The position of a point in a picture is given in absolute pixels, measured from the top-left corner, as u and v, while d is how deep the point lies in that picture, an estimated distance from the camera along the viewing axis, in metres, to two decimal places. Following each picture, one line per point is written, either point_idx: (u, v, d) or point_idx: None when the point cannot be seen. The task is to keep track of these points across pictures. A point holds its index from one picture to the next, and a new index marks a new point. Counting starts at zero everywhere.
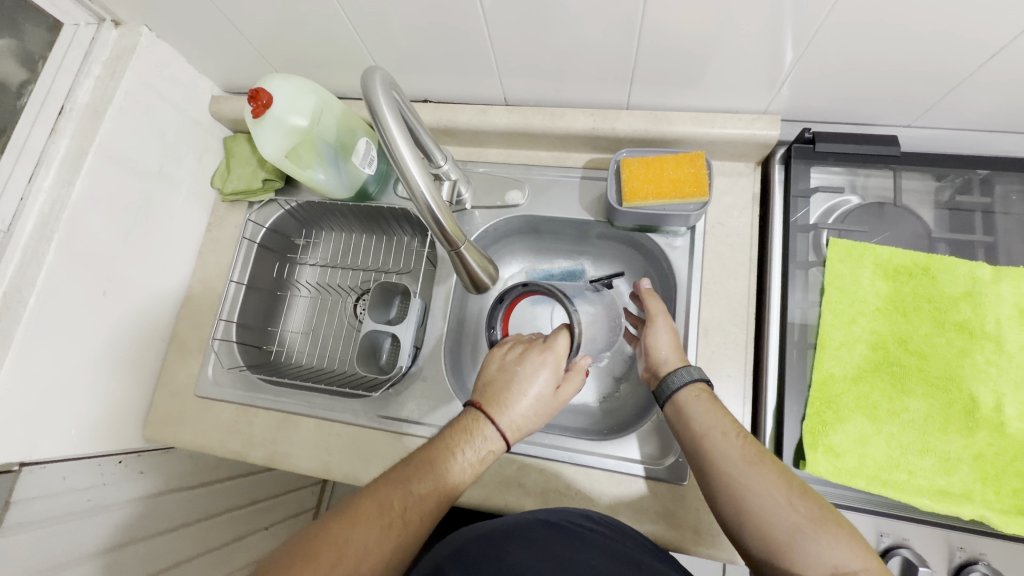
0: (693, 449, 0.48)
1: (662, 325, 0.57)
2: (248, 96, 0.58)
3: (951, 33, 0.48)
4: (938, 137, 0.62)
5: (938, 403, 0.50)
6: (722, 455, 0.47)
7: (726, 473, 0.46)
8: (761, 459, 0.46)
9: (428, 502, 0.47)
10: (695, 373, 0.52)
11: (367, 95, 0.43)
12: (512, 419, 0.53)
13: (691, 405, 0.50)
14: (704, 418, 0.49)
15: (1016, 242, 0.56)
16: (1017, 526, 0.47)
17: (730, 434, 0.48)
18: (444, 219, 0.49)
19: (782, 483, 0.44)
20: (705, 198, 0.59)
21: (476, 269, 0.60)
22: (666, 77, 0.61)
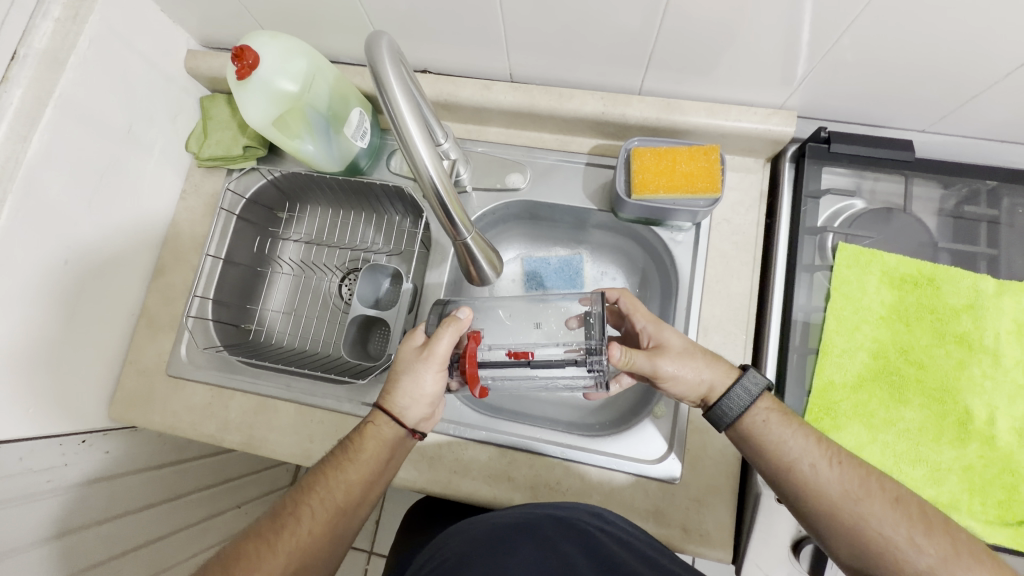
0: (784, 483, 0.47)
1: (670, 365, 0.51)
2: (232, 54, 0.52)
3: (980, 45, 0.46)
4: (952, 145, 0.60)
5: (934, 415, 0.51)
6: (819, 489, 0.46)
7: (828, 510, 0.46)
8: (866, 494, 0.45)
9: (328, 510, 0.49)
10: (752, 390, 0.50)
11: (372, 63, 0.38)
12: (393, 396, 0.52)
13: (772, 429, 0.48)
14: (793, 448, 0.47)
15: (1015, 257, 0.56)
16: (997, 536, 0.48)
17: (826, 465, 0.47)
18: (452, 205, 0.46)
19: (896, 518, 0.44)
20: (717, 196, 0.56)
21: (479, 258, 0.57)
22: (682, 64, 0.58)
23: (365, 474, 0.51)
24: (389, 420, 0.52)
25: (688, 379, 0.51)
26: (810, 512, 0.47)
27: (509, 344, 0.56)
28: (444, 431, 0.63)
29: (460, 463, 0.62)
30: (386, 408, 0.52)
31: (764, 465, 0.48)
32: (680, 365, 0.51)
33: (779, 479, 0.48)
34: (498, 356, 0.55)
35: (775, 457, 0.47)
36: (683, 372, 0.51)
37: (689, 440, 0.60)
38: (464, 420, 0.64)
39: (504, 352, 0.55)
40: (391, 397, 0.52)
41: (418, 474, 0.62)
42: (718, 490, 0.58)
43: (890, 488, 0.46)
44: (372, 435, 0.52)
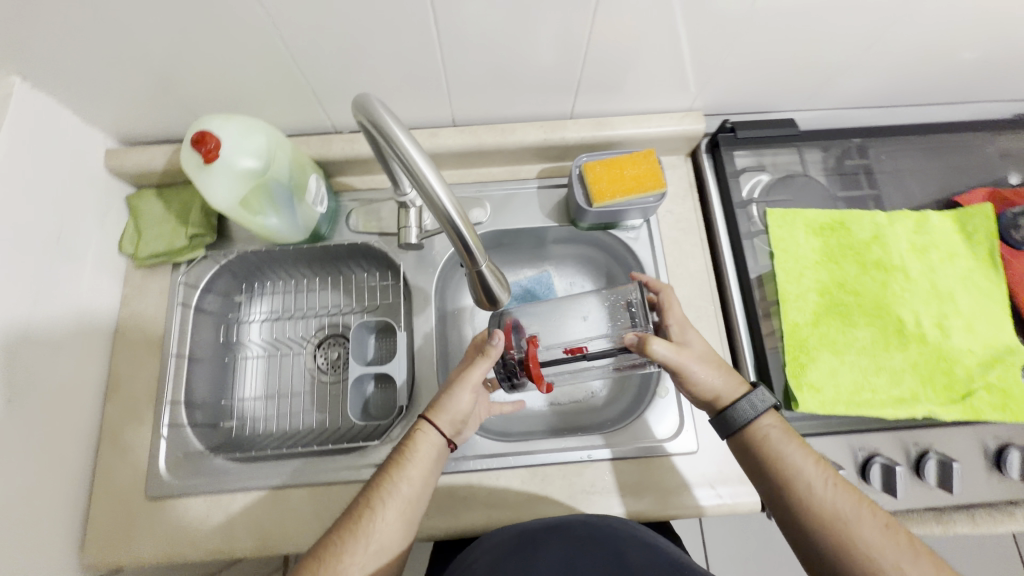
0: (782, 499, 0.52)
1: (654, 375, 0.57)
2: (194, 139, 0.50)
3: (826, 35, 0.59)
4: (820, 116, 0.74)
5: (879, 328, 0.61)
6: (813, 509, 0.50)
7: (821, 532, 0.49)
8: (858, 520, 0.49)
9: (396, 518, 0.51)
10: (759, 407, 0.55)
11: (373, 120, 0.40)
12: (434, 407, 0.57)
13: (770, 445, 0.53)
14: (789, 469, 0.52)
15: (893, 192, 0.70)
16: (953, 412, 0.58)
17: (820, 487, 0.51)
18: (471, 238, 0.44)
19: (881, 543, 0.47)
20: (663, 190, 0.63)
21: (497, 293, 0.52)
22: (606, 84, 0.66)
23: (422, 478, 0.54)
24: (438, 429, 0.56)
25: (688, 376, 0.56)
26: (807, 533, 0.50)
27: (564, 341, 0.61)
28: (471, 467, 0.63)
29: (495, 494, 0.62)
30: (430, 418, 0.56)
31: (764, 482, 0.53)
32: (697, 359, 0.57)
33: (779, 496, 0.52)
34: (557, 354, 0.60)
35: (774, 474, 0.52)
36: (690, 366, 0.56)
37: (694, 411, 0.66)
38: (487, 452, 0.64)
39: (561, 349, 0.60)
40: (435, 410, 0.57)
41: (456, 519, 0.61)
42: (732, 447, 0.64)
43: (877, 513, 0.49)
44: (424, 442, 0.56)
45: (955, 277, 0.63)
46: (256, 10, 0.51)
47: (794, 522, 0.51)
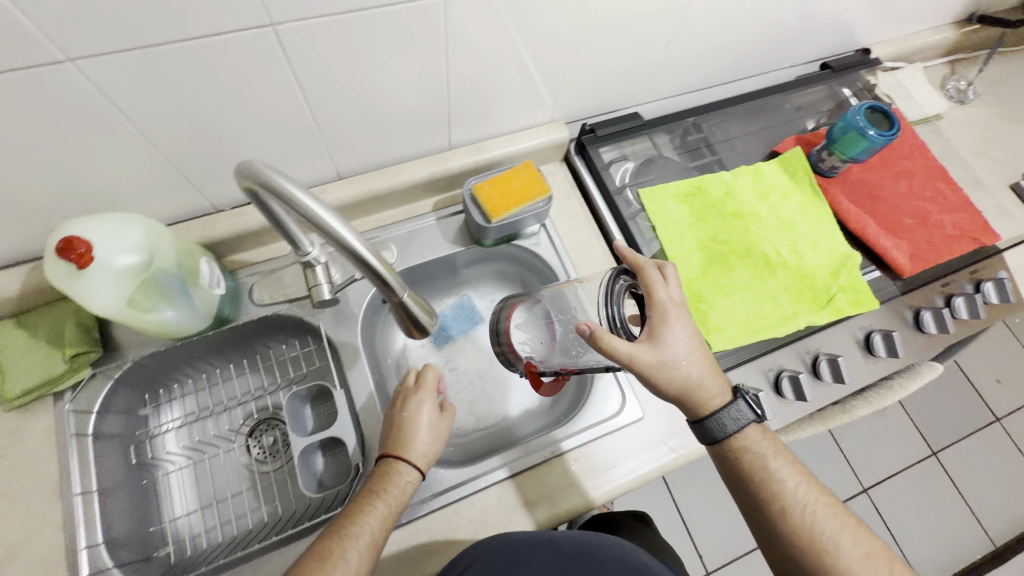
0: (774, 511, 0.55)
1: (648, 363, 0.53)
2: (62, 248, 0.46)
3: (644, 34, 0.69)
4: (659, 106, 0.86)
5: (752, 266, 0.71)
6: (802, 528, 0.53)
7: (807, 542, 0.53)
8: (835, 545, 0.52)
9: (366, 550, 0.51)
10: (739, 421, 0.56)
11: (258, 178, 0.40)
12: (410, 439, 0.60)
13: (756, 462, 0.56)
14: (771, 485, 0.55)
15: (731, 154, 0.83)
16: (825, 316, 0.70)
17: (797, 506, 0.54)
18: (380, 266, 0.44)
19: (853, 567, 0.51)
20: (549, 194, 0.69)
21: (418, 315, 0.53)
22: (476, 112, 0.71)
23: (393, 515, 0.54)
24: (410, 463, 0.58)
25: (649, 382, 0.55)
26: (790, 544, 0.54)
27: (559, 358, 0.66)
28: (447, 500, 0.63)
29: (476, 519, 0.62)
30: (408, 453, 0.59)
31: (760, 492, 0.56)
32: (666, 368, 0.54)
33: (770, 507, 0.55)
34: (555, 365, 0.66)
35: (773, 485, 0.55)
36: (655, 375, 0.54)
37: (632, 380, 0.71)
38: (457, 481, 0.64)
39: (556, 366, 0.66)
40: (410, 441, 0.60)
41: (445, 556, 0.60)
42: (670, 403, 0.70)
43: (852, 534, 0.53)
44: (398, 477, 0.57)
45: (794, 210, 0.76)
46: (97, 102, 0.48)
47: (783, 535, 0.54)
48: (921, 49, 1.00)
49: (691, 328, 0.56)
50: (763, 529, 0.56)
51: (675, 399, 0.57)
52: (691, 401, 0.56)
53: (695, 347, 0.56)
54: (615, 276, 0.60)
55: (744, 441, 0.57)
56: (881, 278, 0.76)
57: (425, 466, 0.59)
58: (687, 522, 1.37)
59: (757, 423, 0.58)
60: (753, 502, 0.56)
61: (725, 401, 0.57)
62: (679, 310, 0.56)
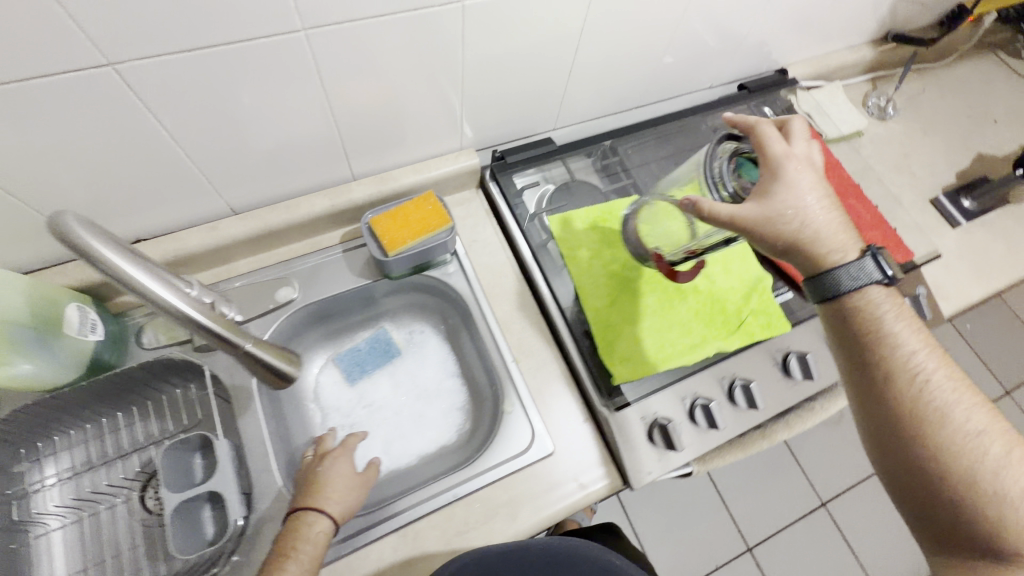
0: (885, 380, 0.49)
1: (754, 217, 0.53)
2: None
3: (540, 61, 0.68)
4: (576, 131, 0.86)
5: (661, 292, 0.70)
6: (910, 397, 0.47)
7: (919, 413, 0.47)
8: (949, 418, 0.46)
9: None
10: (863, 276, 0.51)
11: (69, 243, 0.36)
12: (322, 494, 0.58)
13: (874, 321, 0.51)
14: (889, 349, 0.49)
15: (645, 178, 0.83)
16: (735, 341, 0.68)
17: (917, 376, 0.48)
18: (216, 326, 0.48)
19: (963, 442, 0.45)
20: (450, 224, 0.68)
21: (269, 361, 0.57)
22: (375, 143, 0.69)
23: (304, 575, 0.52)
24: (325, 518, 0.56)
25: (760, 241, 0.54)
26: (898, 418, 0.48)
27: None
28: (342, 551, 0.60)
29: (372, 570, 0.60)
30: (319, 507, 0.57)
31: (868, 356, 0.51)
32: (773, 222, 0.52)
33: (876, 375, 0.50)
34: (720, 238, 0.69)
35: (888, 350, 0.50)
36: (762, 233, 0.53)
37: (542, 414, 0.69)
38: (355, 530, 0.61)
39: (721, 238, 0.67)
40: (322, 495, 0.58)
41: None
42: (582, 435, 0.68)
43: (987, 422, 0.46)
44: (309, 534, 0.55)
45: None
46: None
47: (888, 408, 0.48)
48: (839, 68, 1.01)
49: (811, 182, 0.53)
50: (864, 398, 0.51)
51: (795, 256, 0.55)
52: (807, 255, 0.54)
53: (817, 196, 0.53)
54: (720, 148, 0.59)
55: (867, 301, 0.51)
56: (792, 299, 0.75)
57: (341, 514, 0.58)
58: (642, 542, 1.36)
59: (886, 287, 0.51)
60: (856, 362, 0.52)
61: (850, 256, 0.53)
62: (798, 163, 0.54)
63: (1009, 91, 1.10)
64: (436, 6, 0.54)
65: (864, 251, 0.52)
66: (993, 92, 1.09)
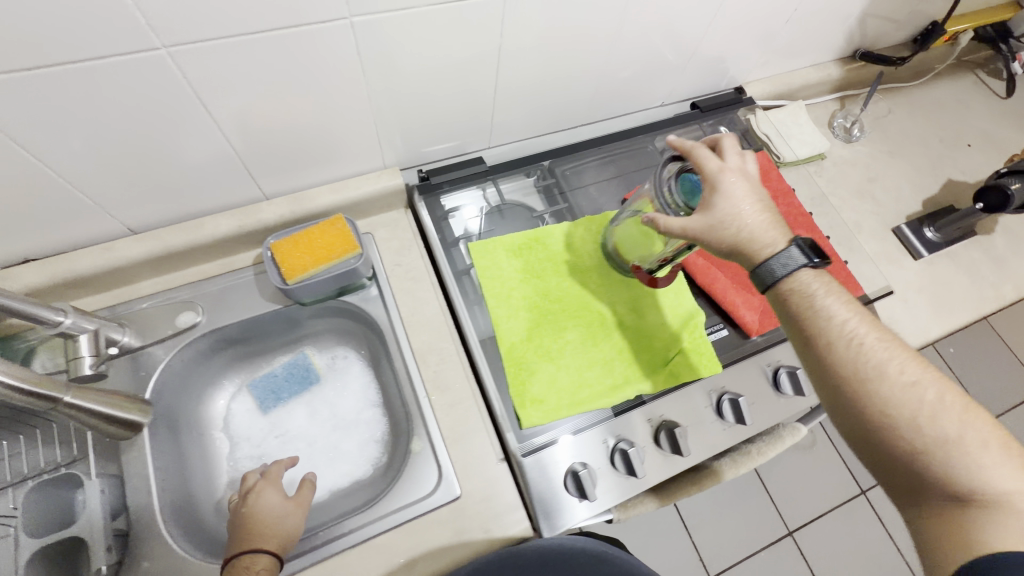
0: (824, 350, 0.49)
1: (699, 231, 0.53)
2: None
3: (460, 78, 0.64)
4: (513, 150, 0.82)
5: (583, 327, 0.66)
6: (844, 363, 0.48)
7: (854, 374, 0.47)
8: (882, 379, 0.46)
9: None
10: (791, 265, 0.51)
11: None
12: (258, 530, 0.56)
13: (805, 300, 0.51)
14: (822, 321, 0.50)
15: (581, 202, 0.78)
16: (658, 383, 0.64)
17: (849, 340, 0.48)
18: (37, 383, 0.50)
19: (897, 397, 0.45)
20: (357, 250, 0.64)
21: (104, 412, 0.56)
22: (284, 162, 0.65)
23: None
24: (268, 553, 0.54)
25: (707, 247, 0.54)
26: (837, 381, 0.48)
27: None
28: None
29: None
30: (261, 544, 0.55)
31: (805, 331, 0.51)
32: (715, 227, 0.52)
33: (813, 347, 0.50)
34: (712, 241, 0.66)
35: (821, 322, 0.50)
36: (707, 238, 0.53)
37: (454, 455, 0.64)
38: None
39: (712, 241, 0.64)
40: (259, 533, 0.56)
41: None
42: (495, 478, 0.63)
43: (921, 366, 0.47)
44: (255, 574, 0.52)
45: None
46: None
47: (828, 374, 0.49)
48: (803, 87, 0.96)
49: (741, 191, 0.52)
50: (810, 373, 0.51)
51: (733, 260, 0.55)
52: (743, 257, 0.53)
53: (747, 203, 0.52)
54: (667, 165, 0.59)
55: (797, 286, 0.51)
56: (730, 336, 0.71)
57: (279, 545, 0.56)
58: None
59: (814, 272, 0.51)
60: (800, 340, 0.52)
61: (779, 246, 0.52)
62: (733, 175, 0.53)
63: (984, 114, 1.05)
64: (320, 22, 0.49)
65: (791, 241, 0.52)
66: (967, 115, 1.04)
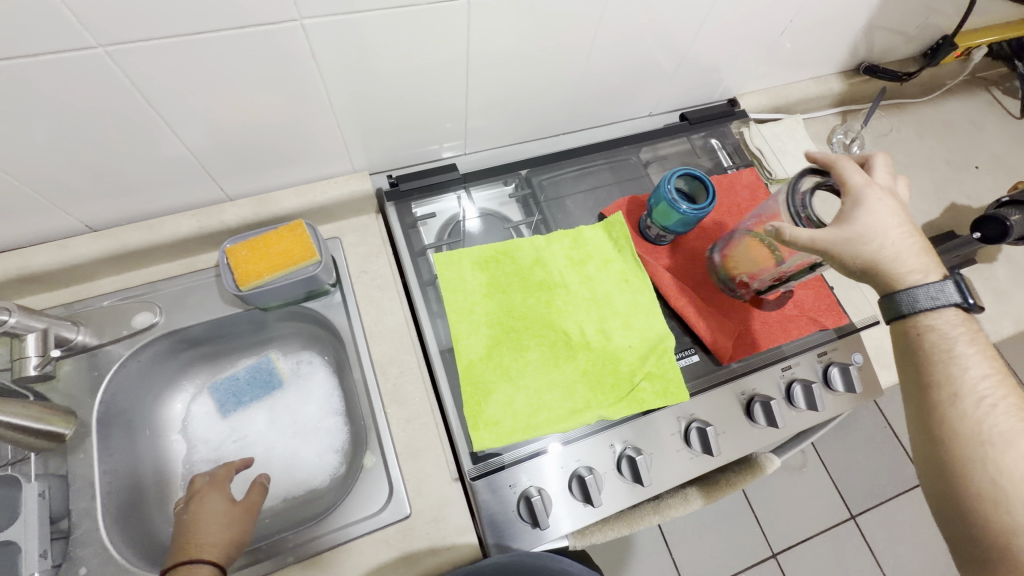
0: (932, 411, 0.47)
1: (833, 241, 0.51)
2: None
3: (428, 83, 0.61)
4: (491, 157, 0.80)
5: (546, 346, 0.64)
6: (955, 433, 0.45)
7: (965, 453, 0.44)
8: (996, 457, 0.43)
9: None
10: (937, 299, 0.49)
11: None
12: (197, 537, 0.52)
13: (935, 341, 0.49)
14: (944, 370, 0.47)
15: (557, 215, 0.76)
16: (621, 410, 0.61)
17: (973, 401, 0.45)
18: None
19: (1010, 489, 0.41)
20: (315, 258, 0.62)
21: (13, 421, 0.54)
22: (248, 164, 0.64)
23: None
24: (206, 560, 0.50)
25: (839, 262, 0.51)
26: (944, 456, 0.45)
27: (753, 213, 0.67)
28: None
29: None
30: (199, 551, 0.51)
31: (924, 374, 0.49)
32: (855, 241, 0.50)
33: (928, 393, 0.48)
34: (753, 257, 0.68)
35: (949, 365, 0.47)
36: (843, 251, 0.51)
37: (406, 472, 0.62)
38: None
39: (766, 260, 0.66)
40: (197, 540, 0.52)
41: None
42: (448, 498, 0.61)
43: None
44: None
45: (610, 282, 0.69)
46: None
47: (934, 436, 0.46)
48: (801, 100, 0.93)
49: (894, 211, 0.51)
50: (910, 401, 0.50)
51: (863, 278, 0.52)
52: (881, 276, 0.51)
53: (898, 223, 0.51)
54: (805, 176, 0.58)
55: (934, 322, 0.49)
56: (701, 362, 0.68)
57: (222, 554, 0.52)
58: None
59: (964, 313, 0.49)
60: (915, 382, 0.50)
61: (931, 278, 0.50)
62: (883, 192, 0.52)
63: (995, 134, 1.00)
64: (270, 23, 0.47)
65: (946, 276, 0.50)
66: (976, 135, 1.00)
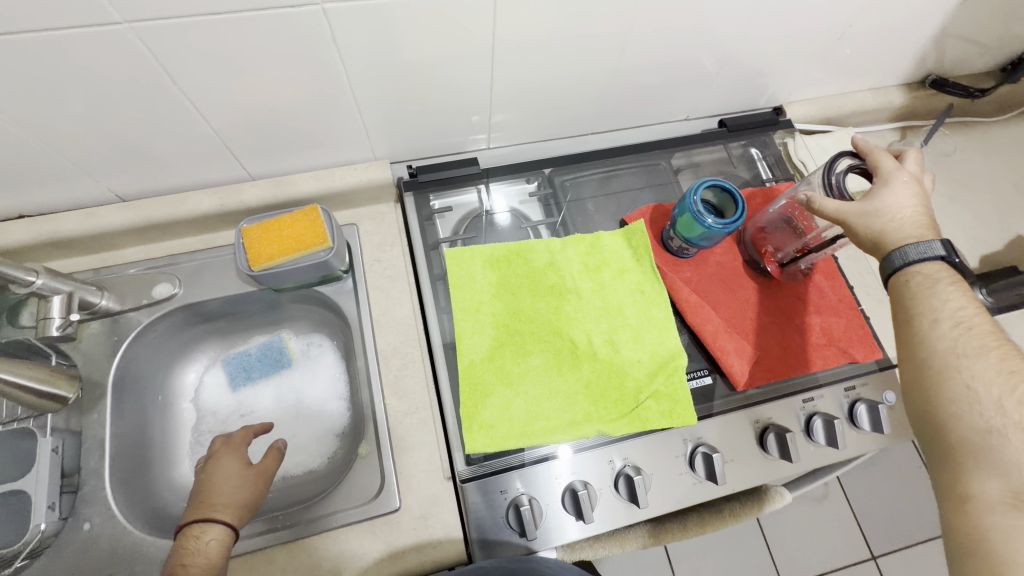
0: (912, 350, 0.46)
1: (854, 213, 0.52)
2: None
3: (450, 73, 0.60)
4: (514, 153, 0.78)
5: (550, 353, 0.62)
6: (933, 370, 0.44)
7: (942, 384, 0.43)
8: (971, 389, 0.41)
9: None
10: (926, 253, 0.48)
11: None
12: (214, 495, 0.53)
13: (917, 287, 0.48)
14: (924, 309, 0.46)
15: (576, 218, 0.73)
16: (622, 427, 0.59)
17: (952, 342, 0.44)
18: None
19: (985, 421, 0.40)
20: (326, 244, 0.62)
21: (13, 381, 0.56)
22: (269, 146, 0.64)
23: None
24: (220, 521, 0.50)
25: (852, 233, 0.53)
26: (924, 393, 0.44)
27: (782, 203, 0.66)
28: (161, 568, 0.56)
29: None
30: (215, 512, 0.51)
31: (905, 318, 0.48)
32: (869, 214, 0.52)
33: (908, 336, 0.47)
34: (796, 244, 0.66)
35: (929, 304, 0.46)
36: (857, 222, 0.52)
37: (399, 465, 0.61)
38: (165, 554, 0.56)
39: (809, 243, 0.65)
40: (215, 499, 0.52)
41: None
42: (439, 497, 0.59)
43: (1006, 358, 0.42)
44: (203, 543, 0.49)
45: (624, 291, 0.66)
46: None
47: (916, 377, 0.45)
48: (854, 113, 0.86)
49: (918, 194, 0.52)
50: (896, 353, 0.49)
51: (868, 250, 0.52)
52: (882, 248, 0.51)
53: (916, 207, 0.51)
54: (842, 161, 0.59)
55: (918, 271, 0.48)
56: (714, 386, 0.65)
57: (236, 514, 0.52)
58: None
59: (951, 268, 0.47)
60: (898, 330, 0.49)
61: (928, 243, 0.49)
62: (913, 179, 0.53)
63: None
64: (288, 7, 0.46)
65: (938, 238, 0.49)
66: None
